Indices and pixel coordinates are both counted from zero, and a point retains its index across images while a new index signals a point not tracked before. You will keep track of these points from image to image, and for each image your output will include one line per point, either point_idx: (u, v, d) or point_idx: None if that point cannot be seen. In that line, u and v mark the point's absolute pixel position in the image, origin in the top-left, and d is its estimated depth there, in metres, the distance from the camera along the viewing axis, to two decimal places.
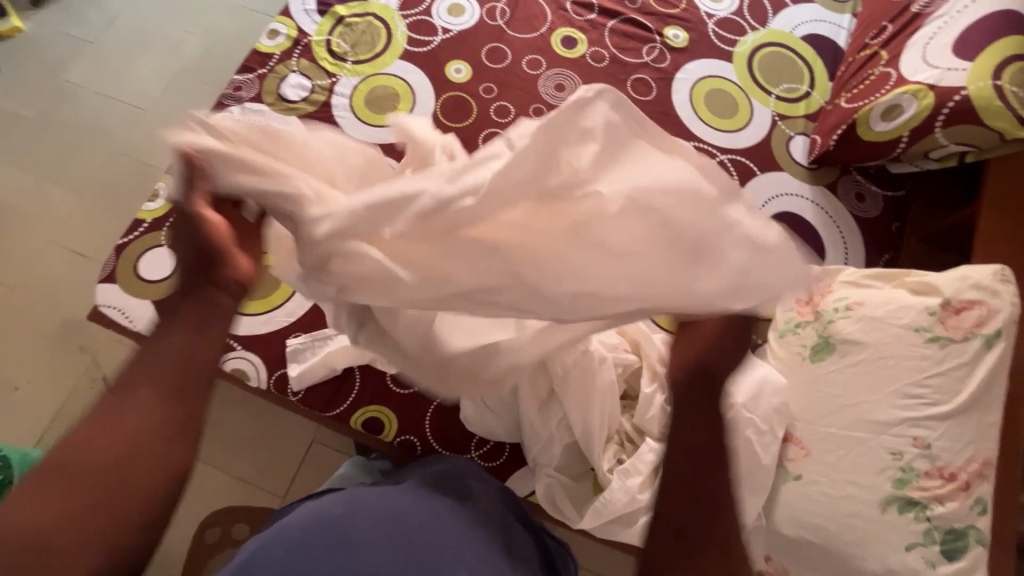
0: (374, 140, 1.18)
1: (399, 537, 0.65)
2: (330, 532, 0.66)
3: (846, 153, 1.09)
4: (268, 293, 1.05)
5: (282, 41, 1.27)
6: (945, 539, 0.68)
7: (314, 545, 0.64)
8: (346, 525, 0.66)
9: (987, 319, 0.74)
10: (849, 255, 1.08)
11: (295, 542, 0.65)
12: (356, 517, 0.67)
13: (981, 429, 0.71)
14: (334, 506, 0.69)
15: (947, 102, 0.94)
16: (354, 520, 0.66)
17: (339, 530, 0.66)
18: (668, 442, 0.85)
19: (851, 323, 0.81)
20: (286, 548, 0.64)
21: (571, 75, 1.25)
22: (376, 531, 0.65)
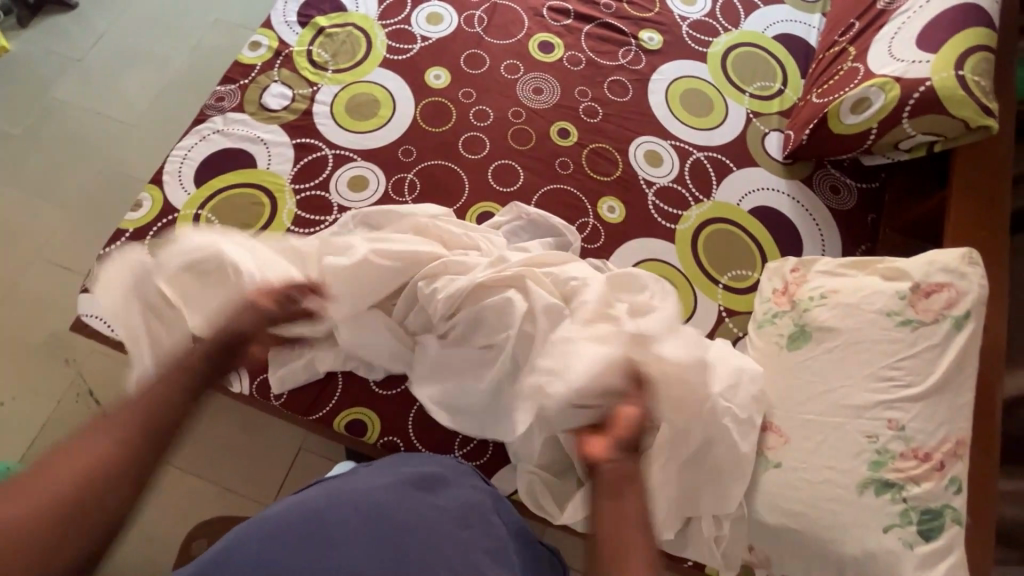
0: (355, 145, 1.19)
1: (391, 536, 0.63)
2: (311, 529, 0.63)
3: (820, 147, 1.11)
4: None
5: (264, 53, 1.29)
6: (922, 520, 0.68)
7: (295, 540, 0.62)
8: (328, 522, 0.64)
9: (957, 301, 0.75)
10: (826, 246, 1.09)
11: (274, 537, 0.62)
12: (339, 515, 0.64)
13: (954, 409, 0.71)
14: (316, 500, 0.66)
15: (912, 93, 0.96)
16: (337, 518, 0.64)
17: (321, 528, 0.63)
18: None
19: (826, 310, 0.83)
20: (265, 543, 0.61)
21: (549, 78, 1.27)
22: (359, 532, 0.63)
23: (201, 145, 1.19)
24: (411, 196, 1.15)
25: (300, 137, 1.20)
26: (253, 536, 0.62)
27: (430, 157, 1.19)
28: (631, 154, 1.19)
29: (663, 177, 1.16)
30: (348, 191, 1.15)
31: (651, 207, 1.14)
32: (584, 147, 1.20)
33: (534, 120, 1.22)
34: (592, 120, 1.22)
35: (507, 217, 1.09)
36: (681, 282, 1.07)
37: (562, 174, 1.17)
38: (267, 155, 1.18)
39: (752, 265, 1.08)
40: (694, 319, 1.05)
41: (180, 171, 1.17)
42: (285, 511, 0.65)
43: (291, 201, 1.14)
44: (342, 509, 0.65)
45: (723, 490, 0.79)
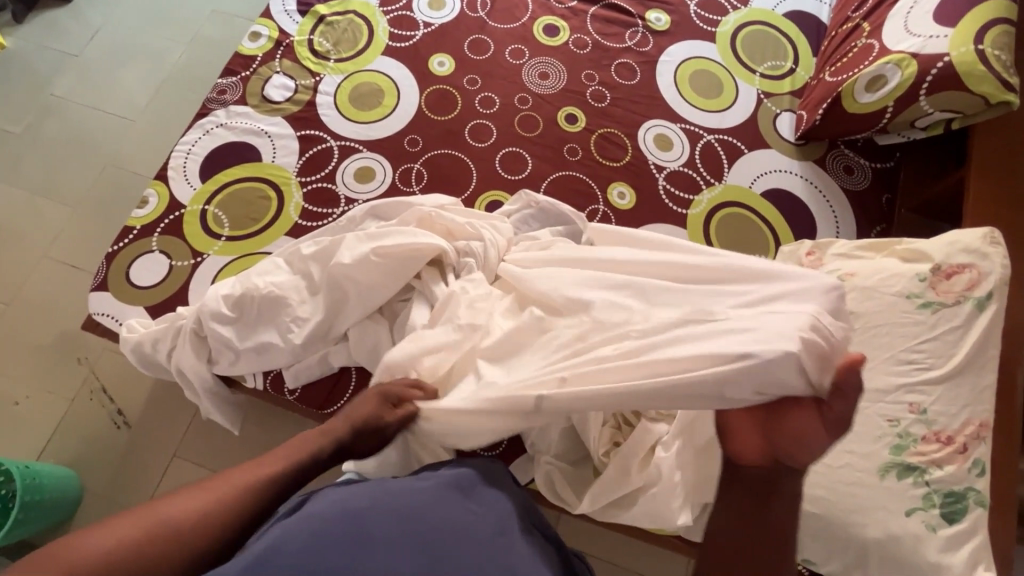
0: (360, 136, 1.18)
1: (424, 538, 0.61)
2: (356, 529, 0.60)
3: (833, 127, 1.09)
4: None
5: (264, 43, 1.27)
6: (945, 503, 0.68)
7: (339, 540, 0.59)
8: (371, 523, 0.61)
9: (979, 282, 0.74)
10: (841, 227, 1.08)
11: (317, 536, 0.59)
12: (383, 517, 0.62)
13: (976, 391, 0.71)
14: (359, 500, 0.64)
15: (929, 71, 0.94)
16: (381, 521, 0.61)
17: (364, 528, 0.60)
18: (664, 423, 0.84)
19: (843, 293, 0.82)
20: (307, 541, 0.58)
21: (555, 63, 1.24)
22: (404, 536, 0.61)
23: (205, 139, 1.18)
24: (418, 187, 1.14)
25: (305, 129, 1.18)
26: (294, 533, 0.59)
27: (436, 146, 1.17)
28: (640, 138, 1.17)
29: (673, 161, 1.15)
30: (355, 183, 1.14)
31: (662, 192, 1.12)
32: (592, 132, 1.18)
33: (541, 106, 1.20)
34: (600, 104, 1.20)
35: (517, 205, 1.08)
36: None
37: (571, 161, 1.15)
38: (272, 148, 1.17)
39: (765, 249, 1.07)
40: None
41: (184, 166, 1.15)
42: (327, 509, 0.62)
43: (298, 194, 1.13)
44: (386, 511, 0.63)
45: None
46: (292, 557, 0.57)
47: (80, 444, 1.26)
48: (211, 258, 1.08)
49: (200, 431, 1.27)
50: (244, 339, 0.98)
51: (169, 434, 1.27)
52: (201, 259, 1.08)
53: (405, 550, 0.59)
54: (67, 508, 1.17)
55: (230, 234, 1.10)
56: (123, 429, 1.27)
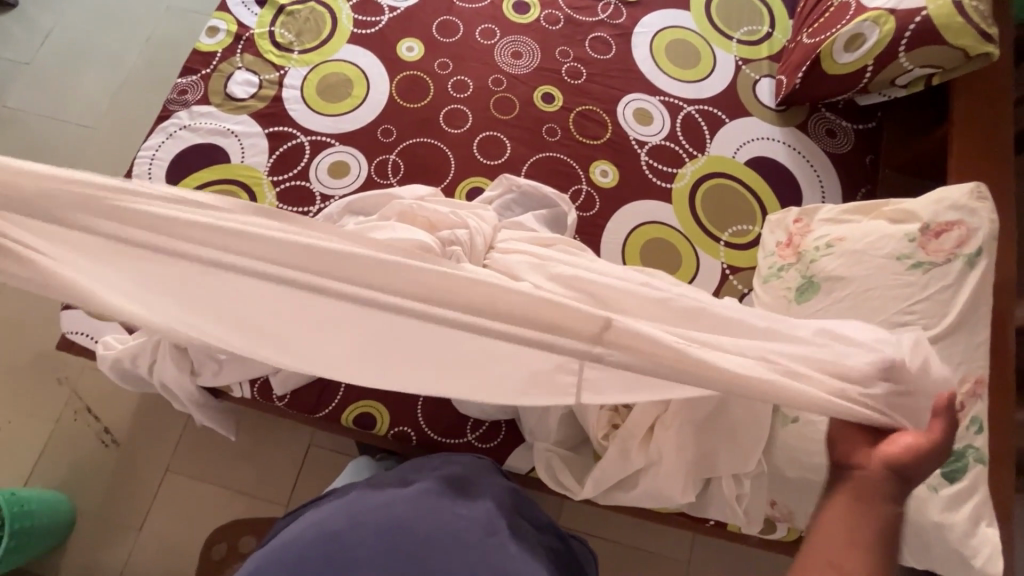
0: (331, 130, 1.14)
1: (408, 548, 0.62)
2: (335, 550, 0.62)
3: (813, 90, 1.07)
4: None
5: (223, 38, 1.22)
6: (946, 462, 0.67)
7: (320, 560, 0.62)
8: (352, 541, 0.63)
9: (968, 238, 0.73)
10: (827, 192, 1.07)
11: (301, 557, 0.62)
12: (361, 535, 0.63)
13: (971, 348, 0.70)
14: (339, 520, 0.65)
15: (909, 25, 0.93)
16: (359, 538, 0.63)
17: (344, 549, 0.62)
18: None
19: (833, 259, 0.81)
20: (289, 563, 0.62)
21: (527, 41, 1.21)
22: (382, 550, 0.62)
23: (169, 143, 1.13)
24: (395, 178, 1.10)
25: (273, 126, 1.14)
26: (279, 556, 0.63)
27: (411, 136, 1.13)
28: (620, 113, 1.14)
29: (654, 135, 1.12)
30: (329, 178, 1.10)
31: (645, 167, 1.10)
32: (570, 110, 1.15)
33: (516, 87, 1.17)
34: (576, 81, 1.17)
35: (498, 190, 1.05)
36: (682, 242, 1.05)
37: (550, 141, 1.13)
38: (240, 148, 1.12)
39: (753, 219, 1.06)
40: (699, 278, 1.03)
41: (149, 173, 1.11)
42: (308, 531, 0.65)
43: (270, 194, 1.09)
44: (365, 528, 0.64)
45: (741, 452, 0.78)
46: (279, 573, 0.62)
47: (67, 466, 1.23)
48: None
49: (190, 443, 1.23)
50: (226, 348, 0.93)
51: (160, 449, 1.23)
52: None
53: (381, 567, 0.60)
54: (60, 532, 1.14)
55: None
56: (111, 447, 1.23)
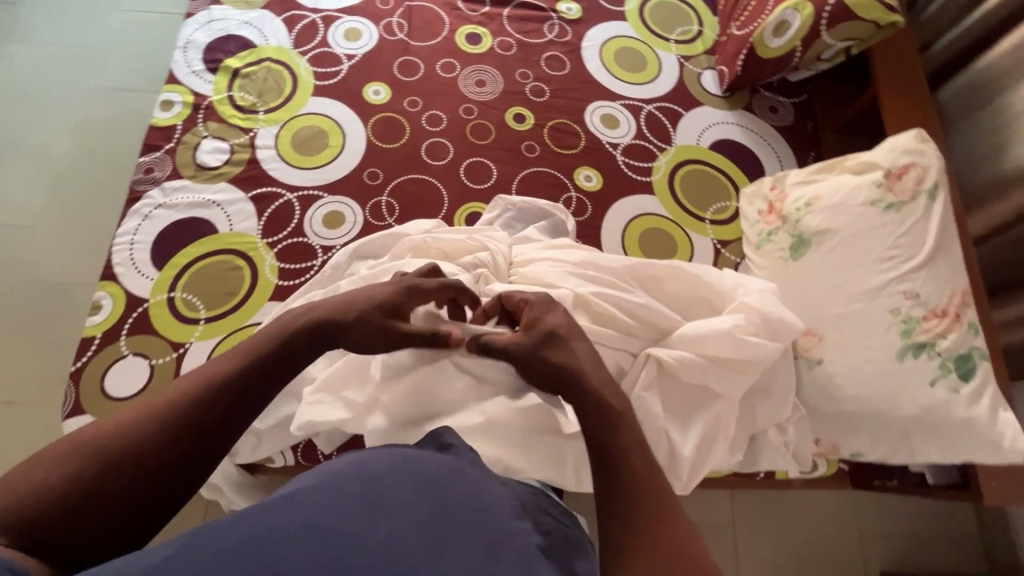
0: (316, 182, 1.14)
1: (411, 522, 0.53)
2: (369, 500, 0.54)
3: (753, 74, 1.20)
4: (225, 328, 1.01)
5: (180, 110, 1.19)
6: (958, 366, 0.78)
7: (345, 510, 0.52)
8: (389, 485, 0.56)
9: (925, 176, 0.86)
10: (783, 161, 1.19)
11: (317, 512, 0.51)
12: (404, 481, 0.58)
13: (952, 266, 0.82)
14: (384, 465, 0.60)
15: (824, 7, 1.07)
16: (398, 486, 0.56)
17: (380, 493, 0.55)
18: None
19: (815, 216, 0.92)
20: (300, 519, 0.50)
21: (487, 69, 1.27)
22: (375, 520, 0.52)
23: (147, 224, 1.09)
24: (392, 218, 1.12)
25: (255, 188, 1.12)
26: (284, 513, 0.51)
27: (398, 174, 1.15)
28: (589, 122, 1.22)
29: (624, 137, 1.21)
30: (326, 230, 1.10)
31: (623, 166, 1.18)
32: (543, 126, 1.22)
33: (487, 112, 1.22)
34: (541, 99, 1.24)
35: (496, 211, 1.09)
36: (673, 228, 1.13)
37: (532, 157, 1.18)
38: (225, 216, 1.10)
39: (729, 195, 1.16)
40: (696, 257, 1.11)
41: (132, 258, 1.06)
42: (347, 469, 0.58)
43: (268, 256, 1.07)
44: (408, 475, 0.59)
45: (782, 401, 0.86)
46: (288, 527, 0.49)
47: None
48: (194, 345, 1.00)
49: None
50: (265, 419, 0.92)
51: None
52: (184, 349, 1.00)
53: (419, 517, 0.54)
54: None
55: (207, 315, 1.02)
56: None
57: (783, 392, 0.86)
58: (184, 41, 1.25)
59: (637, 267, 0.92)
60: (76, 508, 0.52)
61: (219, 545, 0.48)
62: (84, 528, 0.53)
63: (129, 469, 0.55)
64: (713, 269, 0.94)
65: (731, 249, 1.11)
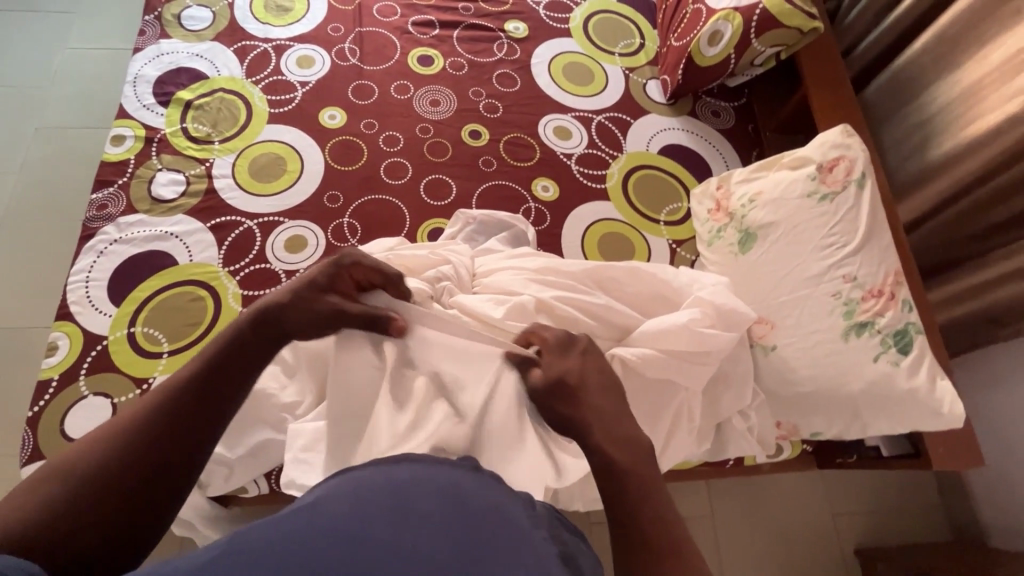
0: (276, 208, 1.14)
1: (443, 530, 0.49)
2: (395, 512, 0.49)
3: (693, 81, 1.27)
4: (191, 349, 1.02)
5: (133, 144, 1.18)
6: (897, 341, 0.83)
7: (368, 521, 0.47)
8: (415, 494, 0.51)
9: (853, 167, 0.92)
10: (728, 161, 1.26)
11: (341, 526, 0.46)
12: (427, 489, 0.52)
13: (883, 249, 0.88)
14: (405, 471, 0.54)
15: (752, 17, 1.14)
16: (425, 497, 0.51)
17: (405, 503, 0.50)
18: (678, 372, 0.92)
19: (759, 211, 0.98)
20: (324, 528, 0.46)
21: (441, 88, 1.30)
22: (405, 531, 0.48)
23: (102, 261, 1.07)
24: (355, 238, 1.13)
25: (214, 218, 1.12)
26: (307, 522, 0.47)
27: (358, 196, 1.17)
28: (542, 134, 1.27)
29: (577, 147, 1.26)
30: (288, 255, 1.10)
31: (578, 175, 1.23)
32: (498, 140, 1.25)
33: (443, 131, 1.25)
34: (495, 115, 1.28)
35: (458, 226, 1.11)
36: (630, 231, 1.17)
37: (490, 172, 1.22)
38: (185, 248, 1.09)
39: (680, 197, 1.22)
40: (654, 257, 1.16)
41: (88, 296, 1.04)
42: (369, 477, 0.53)
43: (231, 284, 1.07)
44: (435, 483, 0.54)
45: (740, 388, 0.90)
46: (314, 533, 0.46)
47: None
48: (158, 379, 0.98)
49: None
50: (234, 448, 0.91)
51: None
52: (147, 384, 0.98)
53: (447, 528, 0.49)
54: None
55: (170, 347, 1.01)
56: None
57: (742, 379, 0.91)
58: (133, 76, 1.25)
59: (596, 269, 0.96)
60: (94, 508, 0.53)
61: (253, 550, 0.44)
62: (88, 537, 0.52)
63: (125, 469, 0.55)
64: (666, 265, 0.99)
65: (686, 248, 1.16)
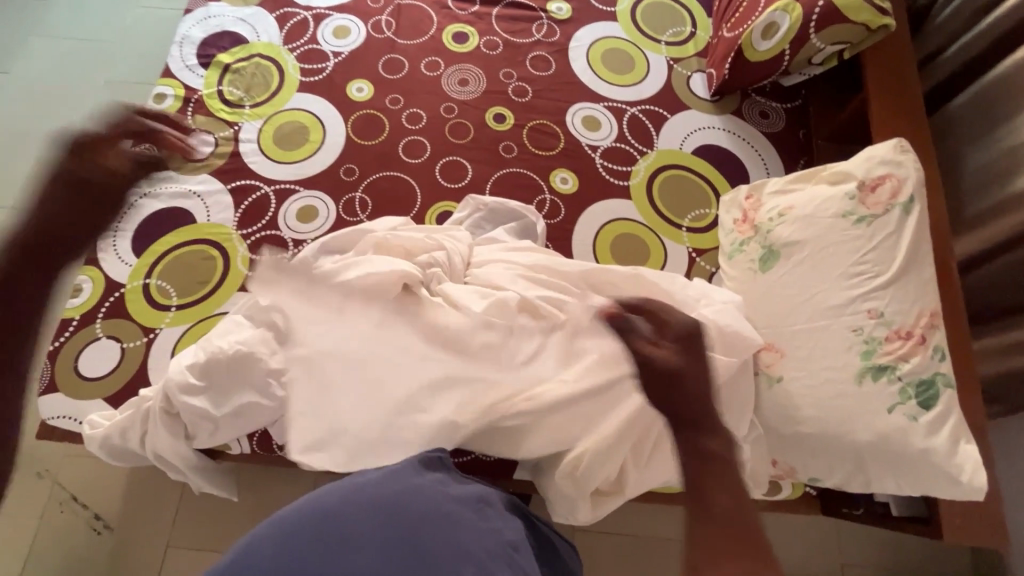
0: (294, 176, 1.15)
1: (400, 533, 0.57)
2: (324, 532, 0.57)
3: (741, 78, 1.16)
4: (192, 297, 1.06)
5: (171, 103, 1.22)
6: (919, 392, 0.73)
7: (308, 543, 0.56)
8: (344, 521, 0.58)
9: (900, 188, 0.81)
10: (770, 168, 1.15)
11: (285, 550, 0.55)
12: (353, 515, 0.59)
13: (920, 286, 0.77)
14: (329, 499, 0.60)
15: (814, 10, 1.03)
16: (355, 519, 0.58)
17: (335, 524, 0.58)
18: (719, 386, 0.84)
19: (786, 227, 0.88)
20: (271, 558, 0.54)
21: (471, 68, 1.26)
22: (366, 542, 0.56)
23: (130, 213, 1.12)
24: (365, 214, 1.13)
25: (234, 181, 1.15)
26: (259, 549, 0.55)
27: (374, 171, 1.16)
28: (569, 123, 1.20)
29: (604, 139, 1.19)
30: (298, 224, 1.12)
31: (601, 169, 1.16)
32: (523, 126, 1.20)
33: (467, 112, 1.22)
34: (523, 99, 1.23)
35: (466, 211, 1.08)
36: (647, 234, 1.10)
37: (509, 158, 1.17)
38: (205, 207, 1.13)
39: (708, 203, 1.13)
40: (669, 264, 1.08)
41: (114, 245, 1.10)
42: (294, 514, 0.59)
43: (242, 247, 1.10)
44: (358, 508, 0.59)
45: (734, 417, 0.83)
46: (261, 565, 0.54)
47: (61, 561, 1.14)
48: (165, 331, 1.03)
49: (186, 514, 1.17)
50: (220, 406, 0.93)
51: (157, 525, 1.16)
52: (154, 335, 1.03)
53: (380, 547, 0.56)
54: None
55: (179, 302, 1.05)
56: (106, 533, 1.15)
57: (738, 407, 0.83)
58: (180, 37, 1.29)
59: (595, 273, 0.91)
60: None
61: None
62: None
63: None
64: (673, 276, 0.92)
65: (706, 258, 1.08)
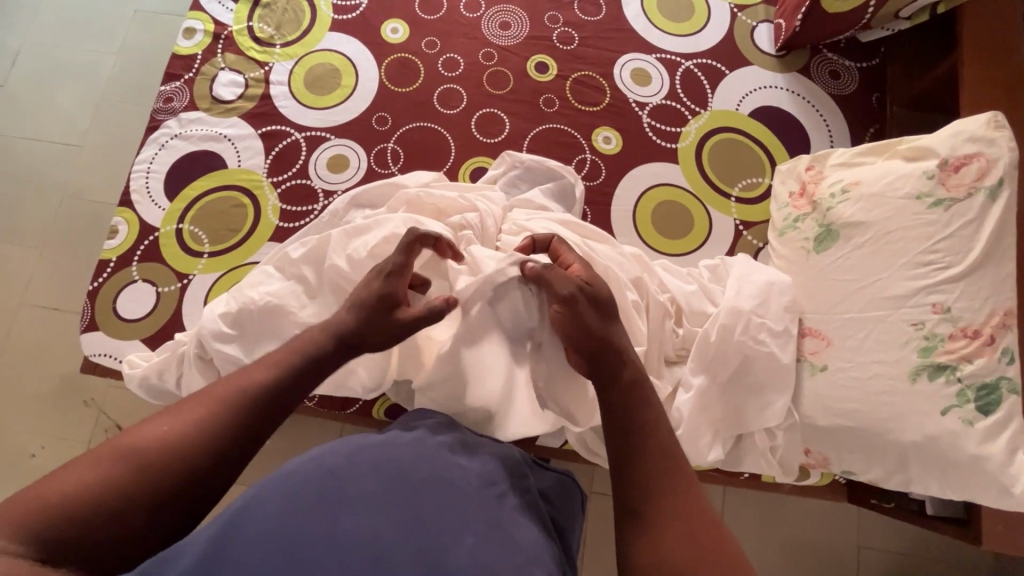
0: (325, 123, 1.11)
1: (409, 493, 0.56)
2: (329, 491, 0.55)
3: (814, 31, 1.05)
4: (223, 243, 1.05)
5: (201, 39, 1.17)
6: (979, 397, 0.68)
7: (309, 503, 0.53)
8: (351, 479, 0.56)
9: (989, 170, 0.71)
10: (833, 135, 1.06)
11: (290, 504, 0.53)
12: (361, 471, 0.57)
13: (997, 282, 0.70)
14: (337, 457, 0.59)
15: None
16: (362, 477, 0.57)
17: (342, 483, 0.56)
18: (778, 345, 0.80)
19: (850, 205, 0.81)
20: (276, 512, 0.52)
21: (514, 10, 1.17)
22: (377, 500, 0.55)
23: (162, 154, 1.11)
24: (396, 166, 1.08)
25: (265, 125, 1.12)
26: (263, 503, 0.53)
27: (407, 121, 1.11)
28: (617, 76, 1.11)
29: (654, 96, 1.10)
30: (329, 173, 1.08)
31: (647, 128, 1.08)
32: (566, 78, 1.12)
33: (507, 59, 1.13)
34: (568, 47, 1.14)
35: (502, 168, 1.02)
36: (693, 202, 1.04)
37: (550, 113, 1.10)
38: (235, 152, 1.10)
39: (762, 171, 1.05)
40: (713, 236, 1.02)
41: (147, 187, 1.09)
42: (302, 472, 0.57)
43: (272, 196, 1.08)
44: (366, 470, 0.58)
45: (770, 401, 0.80)
46: (260, 528, 0.51)
47: None
48: (197, 278, 1.04)
49: None
50: (251, 353, 0.89)
51: None
52: (188, 280, 1.03)
53: (383, 501, 0.55)
54: None
55: (212, 249, 1.05)
56: None
57: (775, 391, 0.80)
58: None
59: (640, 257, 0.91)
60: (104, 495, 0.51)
61: (237, 547, 0.49)
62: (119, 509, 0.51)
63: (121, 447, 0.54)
64: (716, 262, 0.93)
65: (755, 232, 1.01)
